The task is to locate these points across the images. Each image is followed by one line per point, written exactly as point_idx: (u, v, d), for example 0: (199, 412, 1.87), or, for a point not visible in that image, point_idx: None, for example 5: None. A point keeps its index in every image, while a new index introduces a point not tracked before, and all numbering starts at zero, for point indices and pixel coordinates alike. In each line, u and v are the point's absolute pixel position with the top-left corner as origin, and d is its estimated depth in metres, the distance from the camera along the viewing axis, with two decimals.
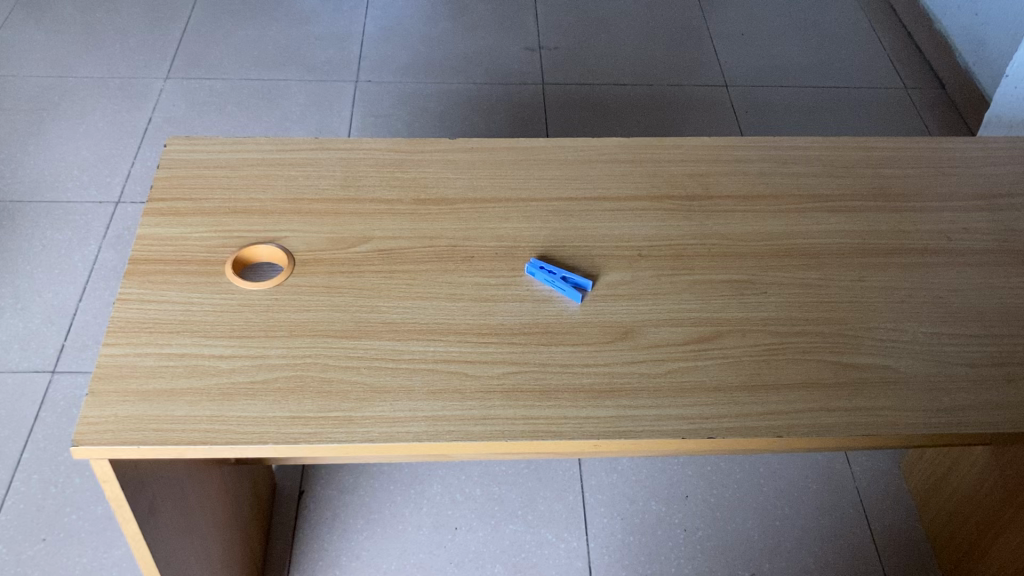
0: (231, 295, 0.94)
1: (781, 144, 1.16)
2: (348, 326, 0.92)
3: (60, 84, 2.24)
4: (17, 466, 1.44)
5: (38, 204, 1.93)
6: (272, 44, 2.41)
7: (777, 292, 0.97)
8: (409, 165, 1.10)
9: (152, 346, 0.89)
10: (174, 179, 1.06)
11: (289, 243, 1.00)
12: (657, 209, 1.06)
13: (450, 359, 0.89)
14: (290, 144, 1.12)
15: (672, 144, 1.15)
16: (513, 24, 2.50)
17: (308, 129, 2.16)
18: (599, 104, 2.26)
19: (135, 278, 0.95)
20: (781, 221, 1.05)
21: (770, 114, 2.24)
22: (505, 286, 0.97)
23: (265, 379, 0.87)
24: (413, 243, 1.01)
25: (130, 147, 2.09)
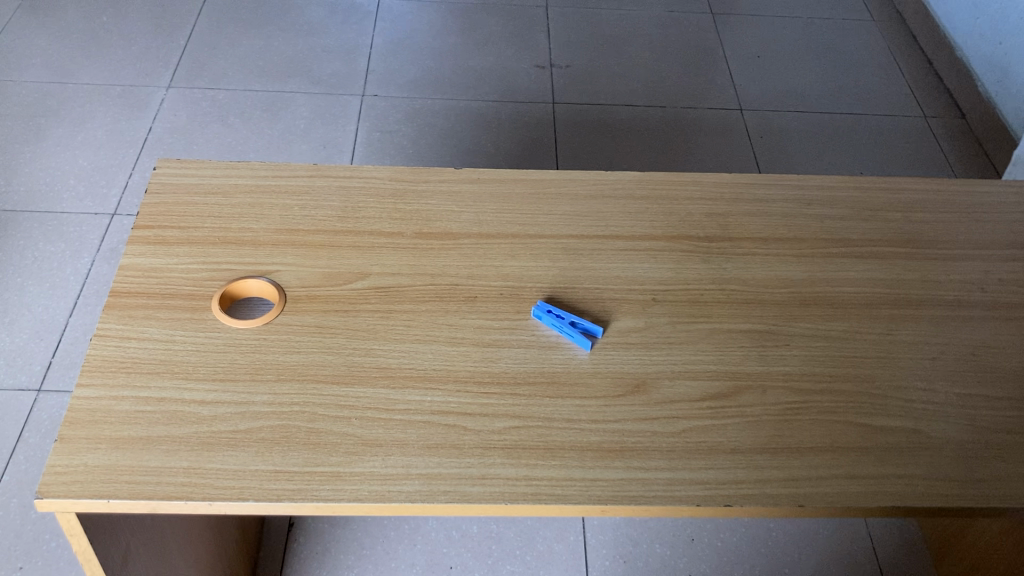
0: (217, 334, 0.88)
1: (805, 182, 1.10)
2: (341, 371, 0.86)
3: (59, 90, 2.19)
4: None
5: (32, 213, 1.88)
6: (278, 55, 2.36)
7: (800, 346, 0.91)
8: (411, 195, 1.05)
9: (130, 388, 0.83)
10: (163, 204, 1.00)
11: (280, 277, 0.94)
12: (674, 250, 1.00)
13: (448, 411, 0.83)
14: (286, 169, 1.07)
15: (689, 180, 1.09)
16: (524, 41, 2.45)
17: (312, 142, 2.10)
18: (611, 125, 2.20)
19: (116, 313, 0.89)
20: (804, 268, 0.99)
21: (786, 140, 2.18)
22: (509, 330, 0.91)
23: (249, 428, 0.81)
24: (412, 280, 0.95)
25: (129, 157, 2.03)
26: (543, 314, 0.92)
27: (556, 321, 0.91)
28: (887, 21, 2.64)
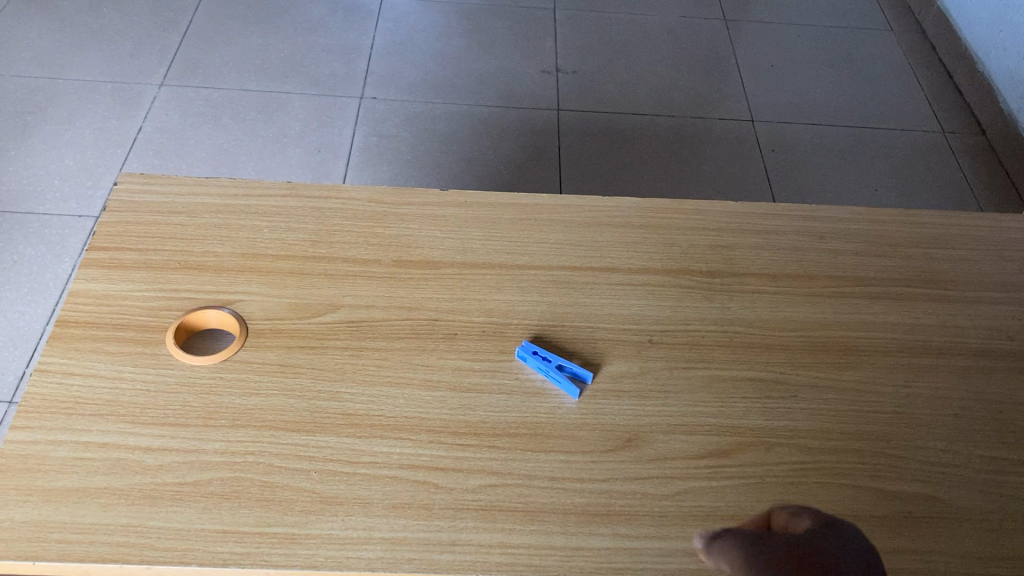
0: (170, 372, 0.81)
1: (817, 213, 1.02)
2: (303, 417, 0.78)
3: (49, 85, 2.12)
4: None
5: (14, 214, 1.81)
6: (275, 54, 2.28)
7: (808, 398, 0.83)
8: (392, 219, 0.97)
9: (69, 432, 0.75)
10: (122, 223, 0.93)
11: (243, 309, 0.86)
12: (673, 286, 0.92)
13: (418, 465, 0.75)
14: (258, 187, 0.99)
15: (693, 207, 1.01)
16: (530, 45, 2.37)
17: (307, 146, 2.03)
18: (617, 134, 2.12)
19: (61, 345, 0.81)
20: (814, 309, 0.91)
21: (799, 154, 2.10)
22: (490, 373, 0.83)
23: (197, 480, 0.73)
24: (386, 313, 0.87)
25: (117, 158, 1.96)
26: (526, 355, 0.83)
27: (542, 363, 0.83)
28: (906, 31, 2.56)
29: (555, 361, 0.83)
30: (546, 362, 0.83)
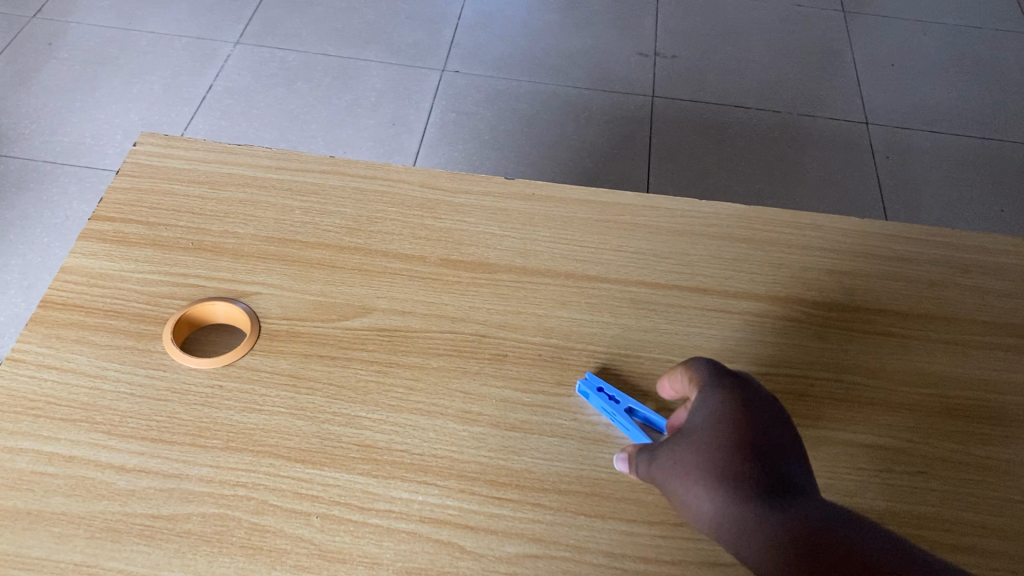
0: (162, 374, 0.67)
1: (960, 239, 0.83)
2: (310, 445, 0.64)
3: (122, 36, 2.03)
4: None
5: (71, 168, 1.73)
6: (357, 18, 2.15)
7: (941, 476, 0.66)
8: (445, 208, 0.82)
9: (33, 439, 0.63)
10: (135, 190, 0.80)
11: (259, 304, 0.73)
12: (778, 318, 0.75)
13: (442, 521, 0.61)
14: (296, 159, 0.85)
15: (807, 220, 0.84)
16: (628, 25, 2.19)
17: (380, 118, 1.90)
18: (715, 128, 1.93)
19: (41, 331, 0.69)
20: (953, 362, 0.73)
21: (918, 164, 1.88)
22: (542, 410, 0.68)
23: (174, 514, 0.60)
24: (426, 323, 0.73)
25: (183, 116, 1.87)
26: (588, 392, 0.68)
27: (607, 403, 0.67)
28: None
29: (625, 401, 0.67)
30: (613, 402, 0.67)
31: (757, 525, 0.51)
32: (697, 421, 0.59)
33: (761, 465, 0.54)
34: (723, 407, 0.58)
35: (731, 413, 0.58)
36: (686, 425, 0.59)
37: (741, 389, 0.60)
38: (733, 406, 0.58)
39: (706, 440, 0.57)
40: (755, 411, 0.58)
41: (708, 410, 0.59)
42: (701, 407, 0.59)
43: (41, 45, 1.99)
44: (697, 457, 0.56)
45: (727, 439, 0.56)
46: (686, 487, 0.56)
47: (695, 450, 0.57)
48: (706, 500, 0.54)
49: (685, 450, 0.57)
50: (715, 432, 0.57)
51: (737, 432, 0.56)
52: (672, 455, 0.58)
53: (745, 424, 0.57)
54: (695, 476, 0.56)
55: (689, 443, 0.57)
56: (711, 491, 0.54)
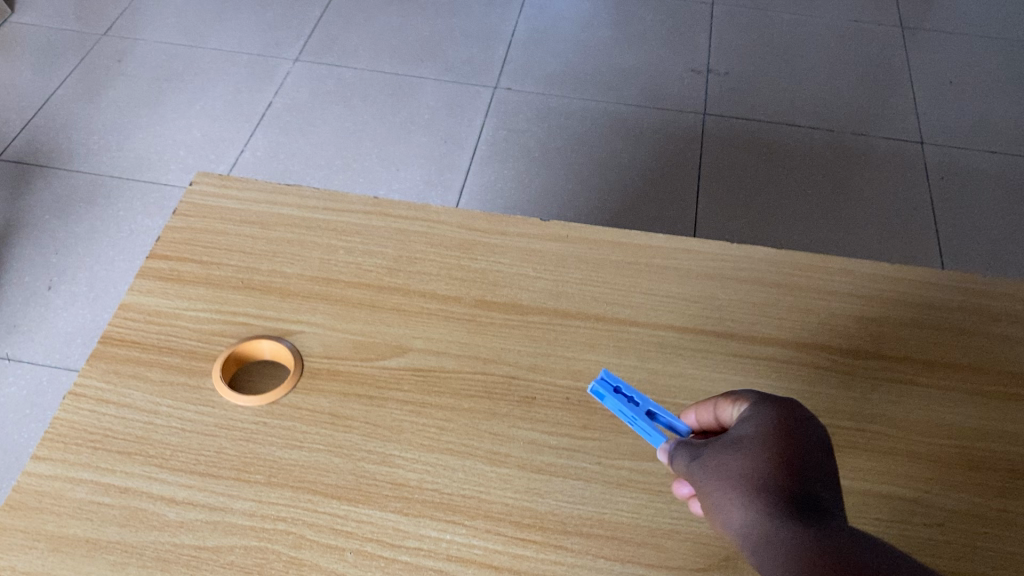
0: (210, 411, 0.72)
1: (992, 287, 0.84)
2: (346, 482, 0.68)
3: (187, 54, 2.11)
4: None
5: (137, 183, 1.80)
6: (414, 36, 2.18)
7: (958, 529, 0.67)
8: (482, 249, 0.85)
9: (91, 470, 0.68)
10: (189, 229, 0.85)
11: (302, 342, 0.77)
12: (804, 365, 0.77)
13: (468, 559, 0.64)
14: (341, 199, 0.89)
15: (837, 265, 0.85)
16: (680, 40, 2.18)
17: (433, 135, 1.93)
18: (763, 147, 1.90)
19: (101, 366, 0.74)
20: (978, 414, 0.74)
21: (972, 185, 1.82)
22: (567, 453, 0.71)
23: (218, 546, 0.64)
24: (459, 365, 0.76)
25: (243, 132, 1.93)
26: (604, 394, 0.71)
27: (622, 405, 0.70)
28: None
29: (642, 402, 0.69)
30: (629, 405, 0.69)
31: (791, 545, 0.48)
32: (747, 428, 0.56)
33: (803, 487, 0.51)
34: (776, 420, 0.55)
35: (784, 424, 0.54)
36: (733, 431, 0.56)
37: (799, 407, 0.56)
38: (776, 423, 0.55)
39: (749, 451, 0.54)
40: (809, 430, 0.54)
41: (762, 420, 0.56)
42: (754, 418, 0.57)
43: (112, 63, 2.07)
44: (741, 465, 0.53)
45: (776, 454, 0.53)
46: (723, 503, 0.53)
47: (739, 457, 0.54)
48: (739, 512, 0.51)
49: (727, 456, 0.54)
50: (758, 443, 0.54)
51: (781, 447, 0.53)
52: (714, 457, 0.55)
53: (795, 441, 0.53)
54: (732, 490, 0.52)
55: (733, 449, 0.55)
56: (749, 507, 0.51)
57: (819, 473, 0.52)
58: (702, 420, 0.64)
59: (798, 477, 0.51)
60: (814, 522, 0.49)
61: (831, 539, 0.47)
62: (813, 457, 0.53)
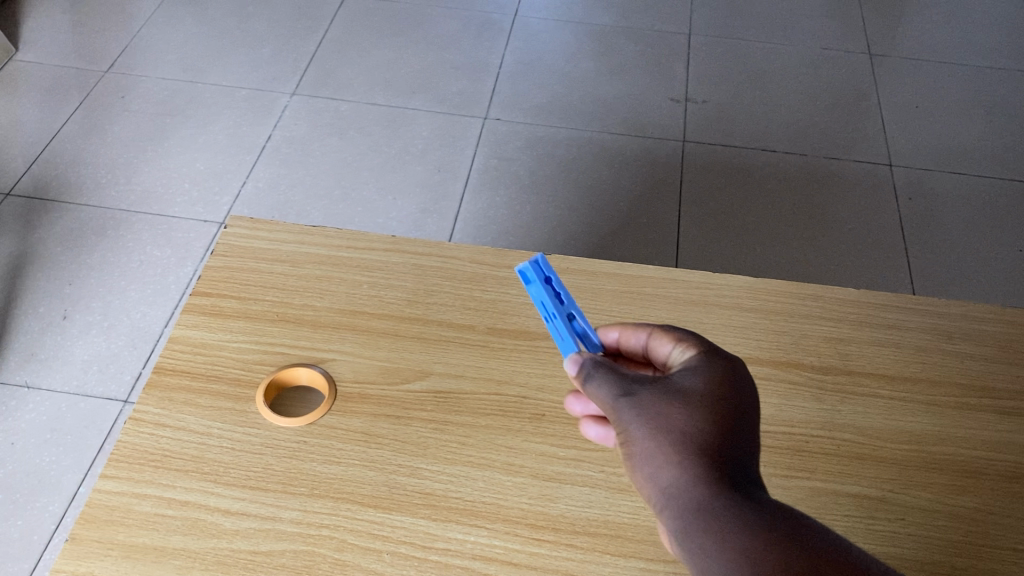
0: (256, 431, 0.81)
1: (946, 309, 0.95)
2: (381, 492, 0.77)
3: (188, 89, 2.07)
4: (72, 500, 1.34)
5: (143, 216, 1.77)
6: (406, 68, 2.17)
7: (916, 522, 0.77)
8: (491, 282, 0.95)
9: (155, 486, 0.76)
10: (227, 269, 0.94)
11: (335, 368, 0.86)
12: (780, 381, 0.86)
13: (491, 557, 0.73)
14: (362, 239, 0.99)
15: (809, 291, 0.95)
16: (662, 71, 2.21)
17: (427, 164, 1.93)
18: (741, 171, 1.95)
19: (156, 394, 0.83)
20: (933, 421, 0.84)
21: (938, 205, 1.88)
22: (574, 463, 0.80)
23: (270, 550, 0.73)
24: (475, 386, 0.85)
25: (245, 165, 1.90)
26: (531, 279, 0.73)
27: (546, 297, 0.73)
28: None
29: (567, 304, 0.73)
30: (554, 300, 0.73)
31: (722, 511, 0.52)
32: (691, 388, 0.60)
33: (734, 456, 0.56)
34: (719, 387, 0.60)
35: (727, 394, 0.59)
36: (674, 382, 0.60)
37: (740, 376, 0.61)
38: (717, 388, 0.59)
39: (690, 411, 0.58)
40: (744, 400, 0.59)
41: (705, 380, 0.60)
42: (695, 375, 0.61)
43: (115, 99, 2.03)
44: (682, 420, 0.57)
45: (713, 413, 0.58)
46: (656, 453, 0.57)
47: (680, 414, 0.58)
48: (670, 466, 0.56)
49: (669, 409, 0.58)
50: (699, 406, 0.58)
51: (720, 415, 0.58)
52: (652, 401, 0.59)
53: (735, 413, 0.58)
54: (669, 443, 0.56)
55: (674, 404, 0.58)
56: (683, 465, 0.55)
57: (749, 446, 0.57)
58: (625, 342, 0.72)
59: (730, 444, 0.56)
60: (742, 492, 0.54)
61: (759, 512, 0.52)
62: (744, 428, 0.58)
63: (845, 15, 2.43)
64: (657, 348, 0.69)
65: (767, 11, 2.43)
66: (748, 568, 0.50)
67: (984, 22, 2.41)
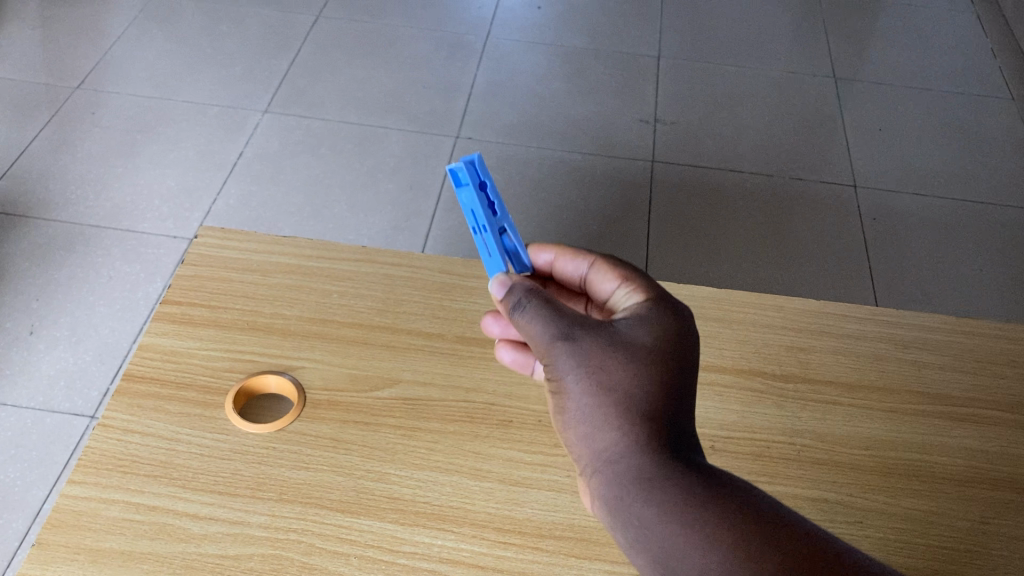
0: (225, 438, 0.81)
1: (904, 320, 0.97)
2: (349, 497, 0.78)
3: (159, 106, 2.08)
4: (36, 517, 1.33)
5: (113, 231, 1.76)
6: (379, 87, 2.19)
7: (874, 524, 0.79)
8: (460, 292, 0.96)
9: (123, 491, 0.76)
10: (197, 278, 0.95)
11: (304, 375, 0.87)
12: (742, 389, 0.88)
13: (458, 561, 0.74)
14: (333, 250, 1.00)
15: (770, 302, 0.98)
16: (631, 92, 2.25)
17: (398, 182, 1.94)
18: (710, 191, 1.98)
19: (125, 400, 0.83)
20: (891, 427, 0.86)
21: (901, 224, 1.92)
22: (541, 468, 0.81)
23: (238, 554, 0.73)
24: (443, 393, 0.86)
25: (216, 181, 1.90)
26: (465, 183, 0.68)
27: (478, 205, 0.69)
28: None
29: (497, 211, 0.71)
30: (486, 211, 0.69)
31: (654, 474, 0.57)
32: (636, 341, 0.62)
33: (669, 416, 0.60)
34: (662, 342, 0.62)
35: (669, 351, 0.62)
36: (620, 332, 0.63)
37: (683, 329, 0.64)
38: (661, 344, 0.62)
39: (632, 367, 0.61)
40: (684, 355, 0.63)
41: (642, 329, 0.63)
42: (634, 322, 0.64)
43: (85, 115, 2.03)
44: (623, 377, 0.60)
45: (652, 369, 0.61)
46: (595, 410, 0.60)
47: (622, 370, 0.60)
48: (609, 426, 0.60)
49: (611, 364, 0.61)
50: (642, 364, 0.61)
51: (660, 374, 0.61)
52: (594, 352, 0.61)
53: (675, 370, 0.61)
54: (609, 402, 0.60)
55: (616, 359, 0.61)
56: (621, 425, 0.59)
57: (683, 403, 0.61)
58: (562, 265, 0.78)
59: (667, 403, 0.60)
60: (673, 454, 0.58)
61: (688, 475, 0.57)
62: (680, 386, 0.61)
63: (810, 40, 2.48)
64: (592, 275, 0.75)
65: (734, 35, 2.48)
66: (672, 529, 0.54)
67: (944, 48, 2.47)
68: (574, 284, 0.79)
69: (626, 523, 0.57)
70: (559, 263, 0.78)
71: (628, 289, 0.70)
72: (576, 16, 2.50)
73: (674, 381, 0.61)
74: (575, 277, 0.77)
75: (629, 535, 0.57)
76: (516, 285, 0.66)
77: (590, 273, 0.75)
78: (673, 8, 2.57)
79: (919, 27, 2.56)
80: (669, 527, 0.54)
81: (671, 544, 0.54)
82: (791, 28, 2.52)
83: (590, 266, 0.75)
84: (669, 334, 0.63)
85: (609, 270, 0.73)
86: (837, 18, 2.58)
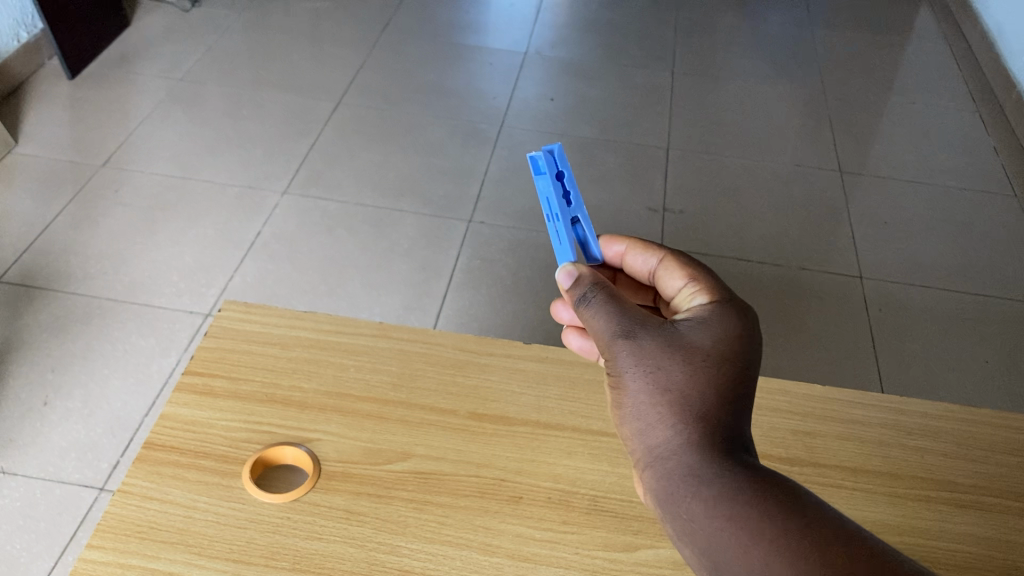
0: (241, 506, 0.83)
1: (906, 407, 0.99)
2: (360, 568, 0.79)
3: (180, 185, 2.14)
4: None
5: (130, 306, 1.80)
6: (394, 172, 2.25)
7: None
8: (474, 369, 0.99)
9: (140, 556, 0.78)
10: (220, 350, 0.98)
11: (319, 447, 0.89)
12: None
13: None
14: (351, 325, 1.03)
15: (776, 387, 1.00)
16: (640, 182, 2.30)
17: (411, 263, 1.98)
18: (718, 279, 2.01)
19: (145, 468, 0.85)
20: (896, 511, 0.88)
21: (906, 316, 1.95)
22: (550, 545, 0.83)
23: None
24: (456, 468, 0.88)
25: (233, 259, 1.94)
26: (542, 172, 0.75)
27: (552, 194, 0.76)
28: None
29: (571, 201, 0.77)
30: (559, 199, 0.76)
31: (704, 468, 0.59)
32: (696, 342, 0.65)
33: (727, 416, 0.62)
34: (723, 345, 0.65)
35: (729, 355, 0.64)
36: (681, 334, 0.66)
37: (747, 336, 0.66)
38: (720, 347, 0.64)
39: (690, 368, 0.63)
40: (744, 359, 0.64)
41: (701, 331, 0.66)
42: (694, 323, 0.67)
43: (107, 193, 2.08)
44: (679, 377, 0.63)
45: (710, 370, 0.63)
46: (650, 407, 0.63)
47: (679, 371, 0.63)
48: (663, 424, 0.62)
49: (670, 365, 0.63)
50: (700, 365, 0.63)
51: (718, 376, 0.63)
52: (653, 352, 0.64)
53: (734, 374, 0.63)
54: (665, 400, 0.62)
55: (673, 361, 0.64)
56: (674, 422, 0.62)
57: (740, 406, 0.63)
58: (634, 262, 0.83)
59: (724, 403, 0.62)
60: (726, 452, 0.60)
61: (738, 472, 0.58)
62: (739, 390, 0.63)
63: (816, 135, 2.55)
64: (665, 271, 0.79)
65: (742, 130, 2.55)
66: (717, 521, 0.56)
67: (946, 145, 2.54)
68: (642, 278, 0.83)
69: (676, 515, 0.59)
70: (630, 257, 0.83)
71: (694, 289, 0.74)
72: (587, 109, 2.58)
73: (734, 382, 0.63)
74: (644, 271, 0.82)
75: (677, 526, 0.59)
76: (584, 277, 0.71)
77: (659, 267, 0.80)
78: (682, 102, 2.65)
79: (922, 124, 2.63)
80: (717, 521, 0.56)
81: (717, 537, 0.56)
82: (798, 123, 2.59)
83: (660, 261, 0.80)
84: (732, 340, 0.65)
85: (678, 267, 0.77)
86: (842, 114, 2.66)
